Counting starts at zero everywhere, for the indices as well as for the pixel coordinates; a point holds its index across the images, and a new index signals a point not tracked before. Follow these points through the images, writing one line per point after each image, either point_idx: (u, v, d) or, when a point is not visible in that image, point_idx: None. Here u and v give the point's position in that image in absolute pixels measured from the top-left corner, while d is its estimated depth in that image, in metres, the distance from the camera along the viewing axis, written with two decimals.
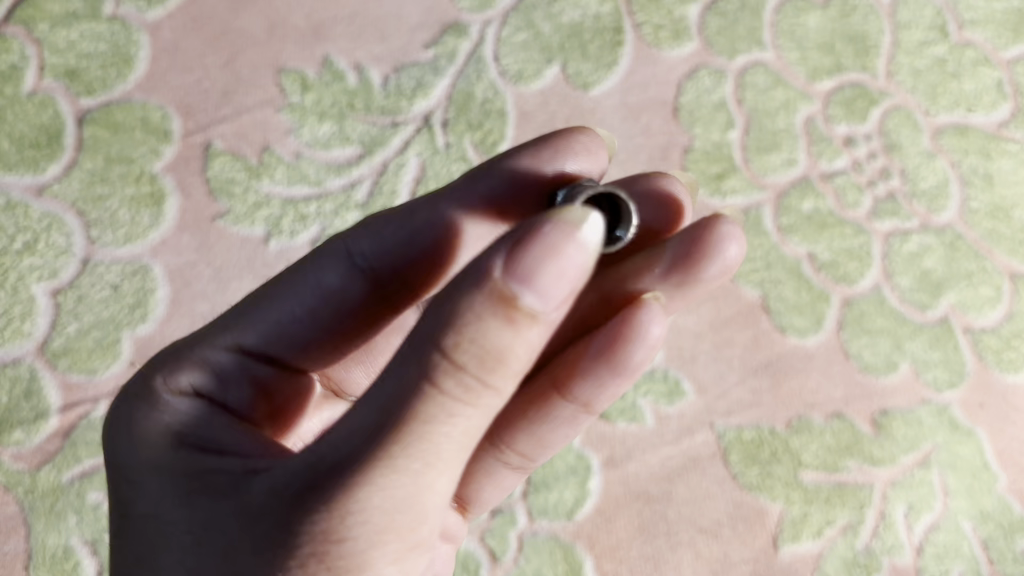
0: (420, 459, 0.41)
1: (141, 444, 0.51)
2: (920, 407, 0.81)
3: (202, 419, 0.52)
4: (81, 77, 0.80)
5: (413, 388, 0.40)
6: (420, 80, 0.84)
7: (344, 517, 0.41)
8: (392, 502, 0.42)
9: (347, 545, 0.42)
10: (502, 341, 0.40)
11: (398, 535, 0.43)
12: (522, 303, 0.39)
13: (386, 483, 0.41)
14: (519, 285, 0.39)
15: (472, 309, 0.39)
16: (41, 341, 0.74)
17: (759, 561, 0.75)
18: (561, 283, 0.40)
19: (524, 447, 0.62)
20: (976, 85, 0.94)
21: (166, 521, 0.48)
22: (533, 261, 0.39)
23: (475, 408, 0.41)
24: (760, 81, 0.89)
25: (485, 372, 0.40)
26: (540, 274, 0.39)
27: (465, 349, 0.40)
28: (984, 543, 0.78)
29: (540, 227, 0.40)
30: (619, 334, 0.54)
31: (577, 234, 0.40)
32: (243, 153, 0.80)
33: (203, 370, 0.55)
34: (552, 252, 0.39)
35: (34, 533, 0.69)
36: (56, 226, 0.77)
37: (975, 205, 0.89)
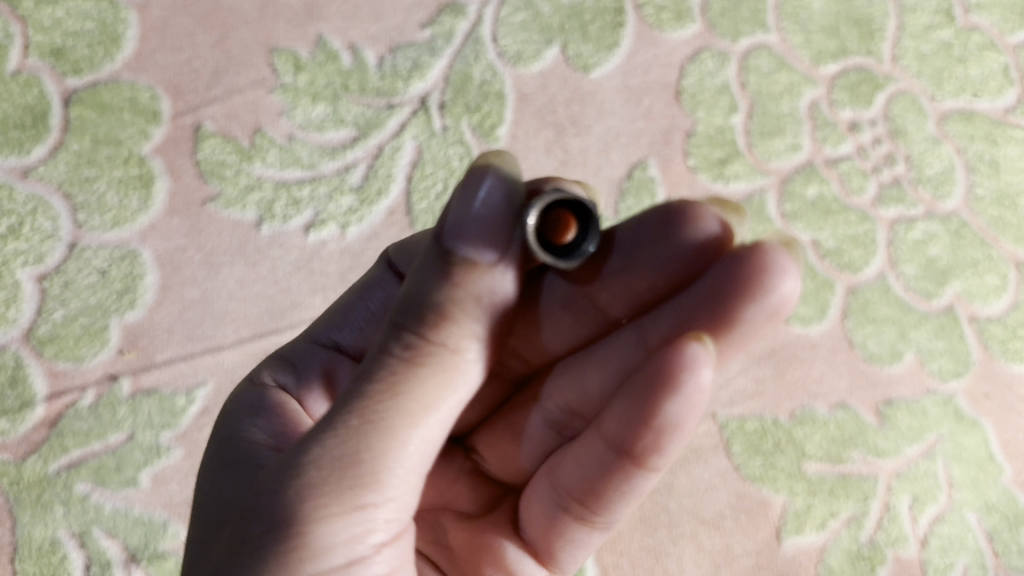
0: (359, 414, 0.39)
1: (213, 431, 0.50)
2: (924, 397, 0.79)
3: (263, 411, 0.50)
4: (67, 56, 0.78)
5: (368, 357, 0.41)
6: (416, 60, 0.82)
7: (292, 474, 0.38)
8: (331, 457, 0.38)
9: (283, 503, 0.38)
10: (442, 295, 0.41)
11: (348, 499, 0.38)
12: (457, 254, 0.42)
13: (328, 438, 0.39)
14: (451, 240, 0.42)
15: (419, 279, 0.42)
16: (26, 328, 0.71)
17: (762, 554, 0.73)
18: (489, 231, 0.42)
19: (582, 499, 0.49)
20: (982, 71, 0.92)
21: (200, 507, 0.45)
22: (456, 219, 0.42)
23: (428, 367, 0.41)
24: (763, 64, 0.87)
25: (427, 326, 0.41)
26: (464, 227, 0.42)
27: (409, 311, 0.41)
28: (989, 535, 0.77)
29: (462, 188, 0.43)
30: (646, 384, 0.41)
31: (496, 181, 0.43)
32: (234, 134, 0.78)
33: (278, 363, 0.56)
34: (468, 205, 0.42)
35: (19, 526, 0.67)
36: (42, 210, 0.74)
37: (981, 192, 0.87)
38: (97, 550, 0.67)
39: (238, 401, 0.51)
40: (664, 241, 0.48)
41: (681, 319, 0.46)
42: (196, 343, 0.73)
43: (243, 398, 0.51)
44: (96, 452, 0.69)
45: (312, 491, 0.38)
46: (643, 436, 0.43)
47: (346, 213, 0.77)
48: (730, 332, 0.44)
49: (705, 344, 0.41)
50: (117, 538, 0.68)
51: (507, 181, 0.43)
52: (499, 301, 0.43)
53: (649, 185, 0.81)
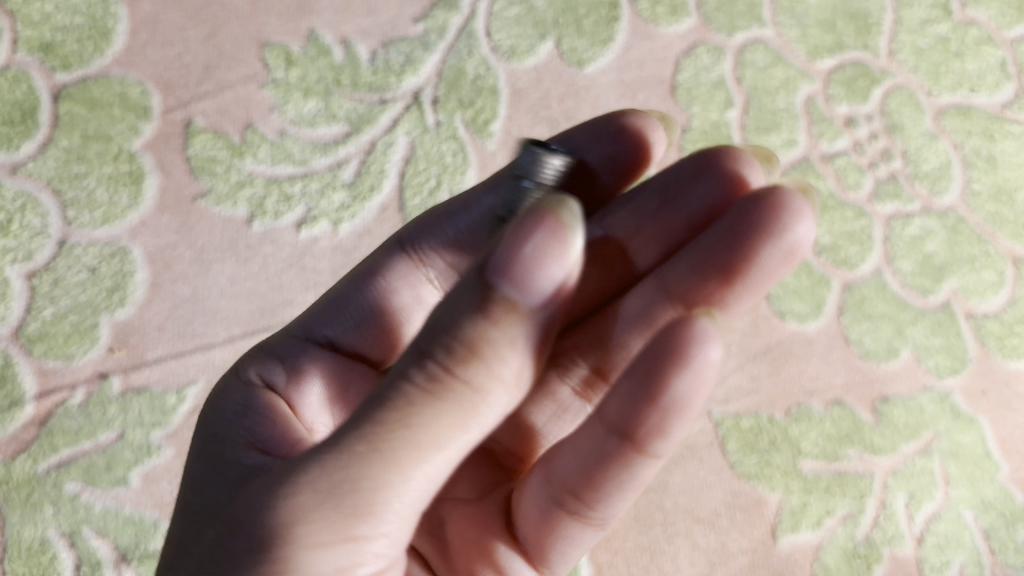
0: (367, 441, 0.38)
1: (202, 423, 0.51)
2: (921, 394, 0.79)
3: (250, 412, 0.50)
4: (56, 52, 0.77)
5: (387, 377, 0.39)
6: (409, 55, 0.81)
7: (285, 495, 0.38)
8: (329, 481, 0.38)
9: (273, 521, 0.38)
10: (474, 331, 0.38)
11: (337, 529, 0.38)
12: (498, 292, 0.38)
13: (330, 462, 0.38)
14: (497, 278, 0.38)
15: (454, 306, 0.39)
16: (15, 326, 0.71)
17: (758, 552, 0.72)
18: (538, 275, 0.38)
19: (577, 491, 0.45)
20: (980, 65, 0.92)
21: (189, 501, 0.46)
22: (508, 258, 0.38)
23: (449, 402, 0.38)
24: (759, 59, 0.86)
25: (452, 361, 0.38)
26: (512, 267, 0.38)
27: (437, 338, 0.39)
28: (986, 533, 0.76)
29: (518, 220, 0.39)
30: (654, 356, 0.39)
31: (554, 222, 0.38)
32: (225, 130, 0.77)
33: (268, 360, 0.55)
34: (523, 241, 0.38)
35: (8, 526, 0.66)
36: (31, 207, 0.74)
37: (978, 187, 0.87)
38: (87, 550, 0.67)
39: (224, 396, 0.52)
40: (696, 186, 0.53)
41: (700, 262, 0.48)
42: (187, 341, 0.72)
43: (230, 393, 0.52)
44: (86, 451, 0.68)
45: (303, 518, 0.38)
46: (647, 420, 0.41)
47: (339, 209, 0.77)
48: (752, 269, 0.47)
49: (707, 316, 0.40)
50: (107, 538, 0.67)
51: (566, 224, 0.39)
52: (531, 343, 0.40)
53: None
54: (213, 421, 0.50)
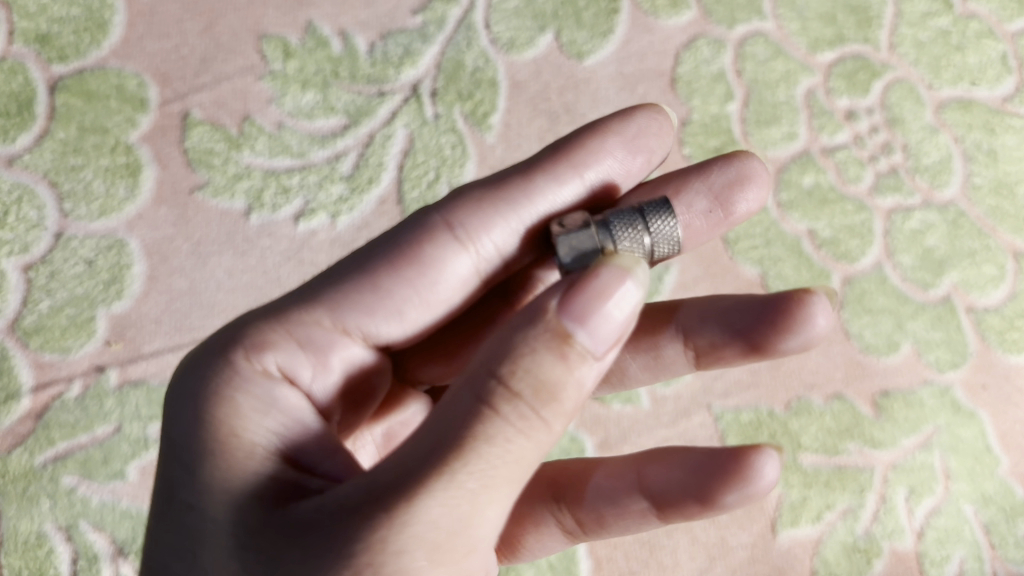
0: (478, 479, 0.37)
1: (191, 419, 0.44)
2: (921, 388, 0.78)
3: (281, 410, 0.45)
4: (53, 43, 0.77)
5: (469, 410, 0.38)
6: (408, 47, 0.81)
7: (401, 537, 0.37)
8: (446, 521, 0.37)
9: (402, 561, 0.37)
10: (556, 374, 0.38)
11: (449, 566, 0.38)
12: (575, 338, 0.38)
13: (441, 501, 0.37)
14: (573, 321, 0.38)
15: (527, 342, 0.38)
16: (12, 318, 0.70)
17: (757, 546, 0.72)
18: (610, 323, 0.39)
19: (585, 520, 0.54)
20: (980, 59, 0.91)
21: (216, 515, 0.41)
22: (586, 303, 0.38)
23: (530, 439, 0.38)
24: (759, 52, 0.86)
25: (541, 402, 0.38)
26: (590, 314, 0.38)
27: (520, 377, 0.38)
28: (986, 527, 0.76)
29: (593, 275, 0.40)
30: (718, 470, 0.47)
31: (626, 277, 0.40)
32: (223, 122, 0.77)
33: (287, 346, 0.47)
34: (601, 294, 0.39)
35: (5, 519, 0.66)
36: (28, 199, 0.73)
37: (978, 180, 0.86)
38: (84, 544, 0.67)
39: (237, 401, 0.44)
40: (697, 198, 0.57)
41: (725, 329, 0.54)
42: (184, 334, 0.72)
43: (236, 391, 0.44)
44: (83, 445, 0.68)
45: (420, 559, 0.37)
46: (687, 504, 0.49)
47: (337, 202, 0.76)
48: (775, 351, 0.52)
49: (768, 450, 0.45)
50: (104, 531, 0.67)
51: (632, 274, 0.40)
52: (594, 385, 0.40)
53: None
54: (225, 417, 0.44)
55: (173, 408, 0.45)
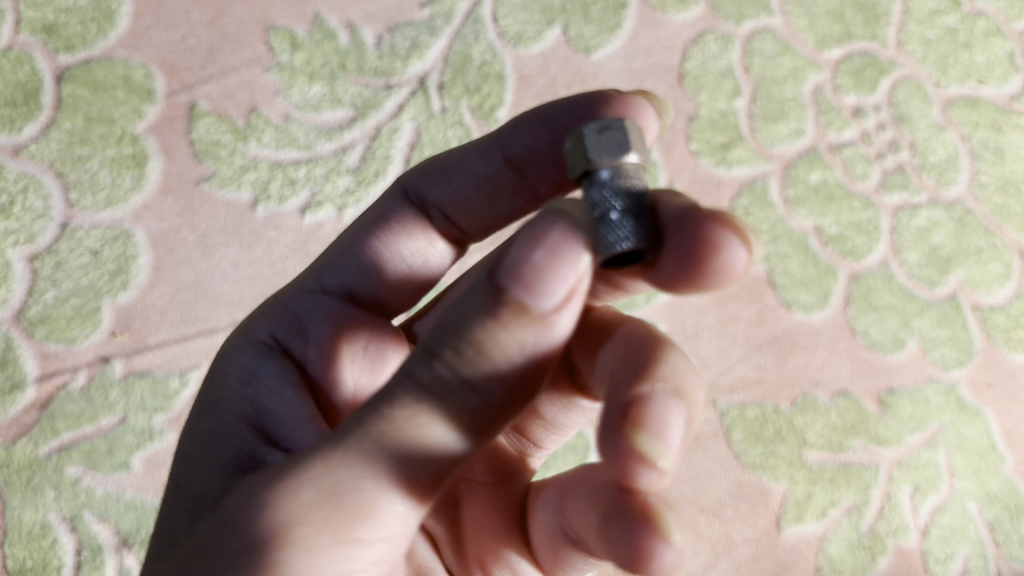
0: (373, 439, 0.35)
1: (205, 390, 0.49)
2: (927, 385, 0.78)
3: (262, 380, 0.48)
4: (59, 33, 0.76)
5: (399, 372, 0.36)
6: (415, 40, 0.80)
7: (283, 490, 0.36)
8: (330, 480, 0.35)
9: (268, 520, 0.35)
10: (482, 331, 0.34)
11: (331, 534, 0.36)
12: (505, 293, 0.34)
13: (334, 458, 0.36)
14: (502, 274, 0.34)
15: (464, 300, 0.35)
16: (17, 309, 0.70)
17: (762, 542, 0.72)
18: (547, 275, 0.33)
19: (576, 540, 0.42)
20: (988, 57, 0.91)
21: (182, 482, 0.44)
22: (516, 251, 0.34)
23: (449, 402, 0.36)
24: (768, 48, 0.86)
25: (460, 361, 0.35)
26: (515, 262, 0.34)
27: (446, 337, 0.35)
28: (990, 525, 0.76)
29: (535, 217, 0.34)
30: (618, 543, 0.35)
31: (569, 220, 0.34)
32: (229, 113, 0.77)
33: (285, 327, 0.51)
34: (538, 239, 0.33)
35: (9, 509, 0.66)
36: (33, 188, 0.73)
37: (985, 178, 0.87)
38: (88, 535, 0.66)
39: (230, 361, 0.50)
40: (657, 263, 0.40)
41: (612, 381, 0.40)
42: (190, 325, 0.72)
43: (238, 358, 0.50)
44: (88, 435, 0.68)
45: (297, 515, 0.35)
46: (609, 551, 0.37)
47: (343, 194, 0.76)
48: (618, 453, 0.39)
49: (676, 540, 0.34)
50: (108, 522, 0.67)
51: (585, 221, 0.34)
52: (542, 345, 0.36)
53: (651, 169, 0.80)
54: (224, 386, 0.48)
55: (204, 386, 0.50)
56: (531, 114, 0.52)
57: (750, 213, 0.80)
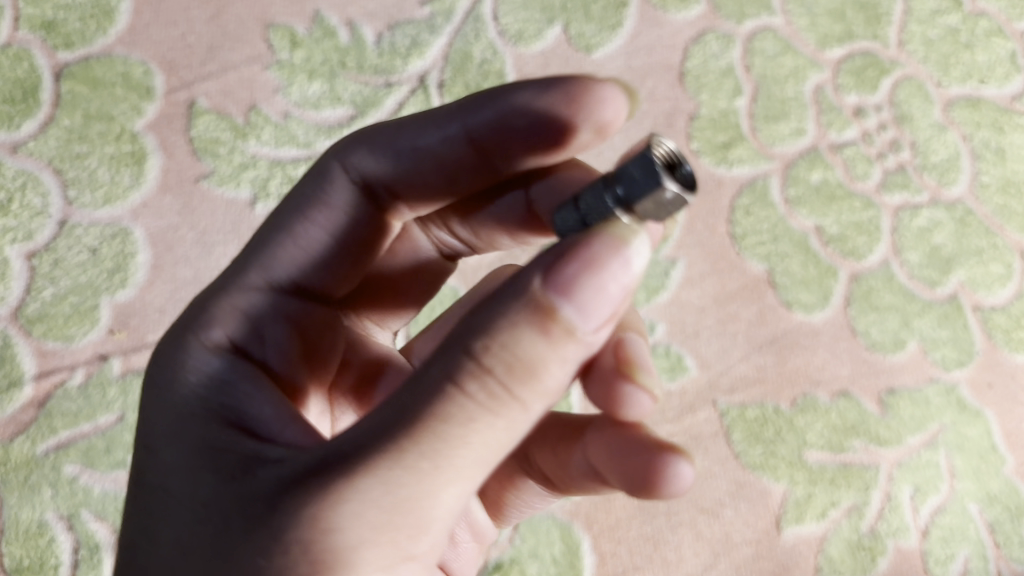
0: (431, 458, 0.35)
1: (155, 408, 0.44)
2: (927, 386, 0.78)
3: (231, 384, 0.44)
4: (58, 30, 0.76)
5: (433, 383, 0.35)
6: (416, 38, 0.80)
7: (346, 511, 0.35)
8: (391, 499, 0.35)
9: (336, 540, 0.36)
10: (535, 351, 0.35)
11: (394, 550, 0.36)
12: (560, 315, 0.35)
13: (391, 479, 0.35)
14: (556, 294, 0.35)
15: (506, 314, 0.35)
16: (15, 306, 0.70)
17: (762, 543, 0.72)
18: (599, 294, 0.35)
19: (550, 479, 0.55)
20: (989, 57, 0.91)
21: (171, 493, 0.40)
22: (572, 274, 0.35)
23: (496, 416, 0.35)
24: (769, 47, 0.86)
25: (514, 379, 0.35)
26: (571, 285, 0.35)
27: (494, 353, 0.35)
28: (990, 526, 0.76)
29: (580, 240, 0.35)
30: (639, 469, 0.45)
31: (623, 246, 0.35)
32: (229, 111, 0.76)
33: (239, 321, 0.48)
34: (592, 263, 0.35)
35: (6, 507, 0.66)
36: (32, 185, 0.73)
37: (986, 179, 0.86)
38: (86, 533, 0.66)
39: (176, 366, 0.45)
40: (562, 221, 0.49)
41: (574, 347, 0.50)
42: None
43: (189, 362, 0.45)
44: (85, 434, 0.68)
45: (360, 537, 0.36)
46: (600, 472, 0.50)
47: None
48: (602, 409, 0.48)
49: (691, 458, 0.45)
50: (106, 521, 0.67)
51: (630, 242, 0.36)
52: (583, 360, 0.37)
53: None
54: (187, 403, 0.43)
55: (147, 398, 0.45)
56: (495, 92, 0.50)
57: (750, 213, 0.80)
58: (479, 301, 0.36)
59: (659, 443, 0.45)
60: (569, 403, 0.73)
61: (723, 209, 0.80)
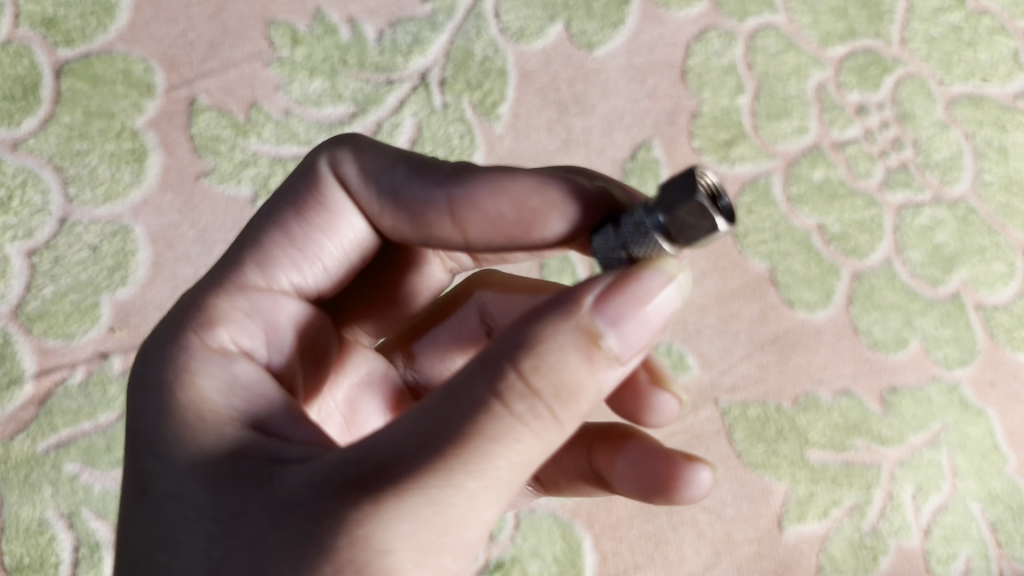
0: (480, 478, 0.34)
1: (154, 412, 0.40)
2: (929, 384, 0.78)
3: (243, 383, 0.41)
4: (59, 27, 0.76)
5: (476, 401, 0.34)
6: (417, 35, 0.80)
7: (398, 528, 0.34)
8: (443, 519, 0.34)
9: (392, 561, 0.34)
10: (578, 376, 0.35)
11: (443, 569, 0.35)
12: (605, 343, 0.36)
13: (443, 499, 0.34)
14: (605, 322, 0.36)
15: (556, 337, 0.35)
16: (15, 304, 0.70)
17: (764, 542, 0.71)
18: (644, 327, 0.36)
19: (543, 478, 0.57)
20: (992, 55, 0.91)
21: (193, 507, 0.37)
22: (622, 306, 0.36)
23: (539, 437, 0.35)
24: (771, 45, 0.85)
25: (560, 403, 0.35)
26: (622, 316, 0.36)
27: (543, 375, 0.35)
28: (992, 525, 0.75)
29: (628, 279, 0.37)
30: (655, 477, 0.48)
31: (667, 289, 0.38)
32: (230, 109, 0.76)
33: (244, 320, 0.44)
34: (641, 299, 0.37)
35: (7, 506, 0.66)
36: (32, 183, 0.73)
37: (988, 177, 0.86)
38: (86, 532, 0.66)
39: (174, 366, 0.41)
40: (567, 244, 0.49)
41: None
42: None
43: (191, 364, 0.41)
44: (85, 432, 0.67)
45: (409, 560, 0.34)
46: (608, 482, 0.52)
47: None
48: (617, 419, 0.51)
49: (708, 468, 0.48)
50: (106, 519, 0.67)
51: (670, 278, 0.38)
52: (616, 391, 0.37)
53: (653, 166, 0.80)
54: (197, 407, 0.39)
55: (138, 406, 0.40)
56: (501, 172, 0.46)
57: (752, 211, 0.80)
58: (514, 322, 0.36)
59: (676, 452, 0.48)
60: None
61: None
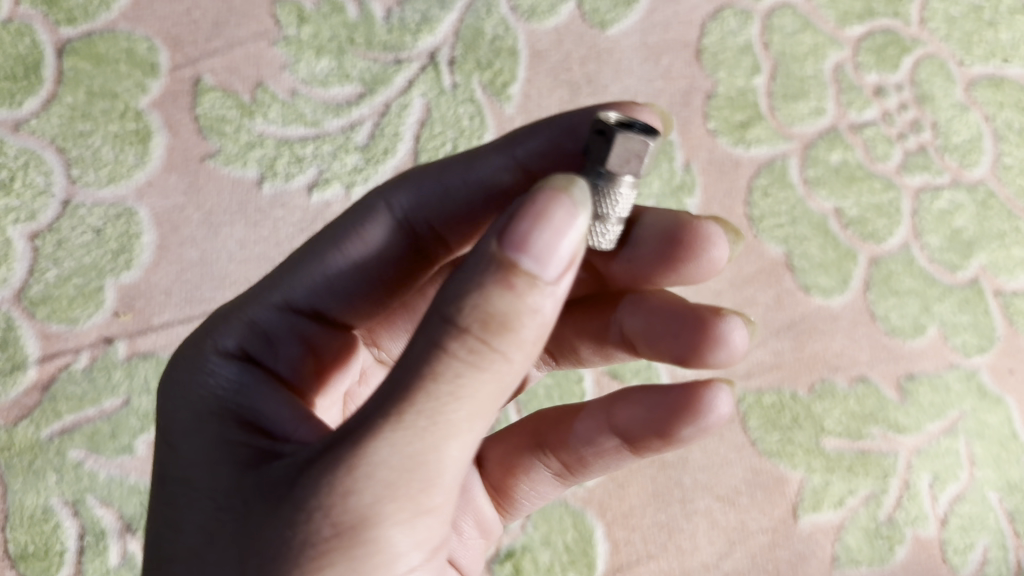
0: (428, 415, 0.34)
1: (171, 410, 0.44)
2: (947, 371, 0.77)
3: (246, 385, 0.45)
4: (60, 4, 0.74)
5: (418, 351, 0.35)
6: (426, 14, 0.78)
7: (356, 471, 0.34)
8: (400, 457, 0.34)
9: (354, 502, 0.34)
10: (504, 305, 0.34)
11: (413, 506, 0.35)
12: (519, 267, 0.34)
13: (393, 438, 0.34)
14: (512, 251, 0.34)
15: (470, 278, 0.34)
16: (18, 288, 0.68)
17: (778, 531, 0.70)
18: (557, 242, 0.35)
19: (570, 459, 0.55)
20: (1013, 35, 0.89)
21: (196, 487, 0.40)
22: (525, 229, 0.34)
23: (487, 370, 0.35)
24: (787, 24, 0.83)
25: (492, 334, 0.34)
26: (527, 240, 0.34)
27: (463, 313, 0.34)
28: (1010, 515, 0.74)
29: (530, 198, 0.35)
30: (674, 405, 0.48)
31: (568, 199, 0.35)
32: (235, 89, 0.75)
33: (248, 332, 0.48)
34: (541, 217, 0.35)
35: (11, 493, 0.65)
36: (34, 164, 0.71)
37: (1009, 160, 0.84)
38: (91, 519, 0.65)
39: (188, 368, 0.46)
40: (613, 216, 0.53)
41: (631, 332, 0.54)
42: (195, 306, 0.70)
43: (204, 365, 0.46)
44: (90, 418, 0.66)
45: (370, 496, 0.34)
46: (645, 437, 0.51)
47: (351, 172, 0.74)
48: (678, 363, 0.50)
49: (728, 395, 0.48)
50: (112, 507, 0.66)
51: (576, 194, 0.36)
52: (558, 311, 0.36)
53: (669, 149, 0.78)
54: (203, 397, 0.45)
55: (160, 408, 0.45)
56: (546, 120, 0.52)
57: (769, 194, 0.78)
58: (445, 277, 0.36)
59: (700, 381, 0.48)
60: (583, 388, 0.71)
61: (740, 190, 0.78)
